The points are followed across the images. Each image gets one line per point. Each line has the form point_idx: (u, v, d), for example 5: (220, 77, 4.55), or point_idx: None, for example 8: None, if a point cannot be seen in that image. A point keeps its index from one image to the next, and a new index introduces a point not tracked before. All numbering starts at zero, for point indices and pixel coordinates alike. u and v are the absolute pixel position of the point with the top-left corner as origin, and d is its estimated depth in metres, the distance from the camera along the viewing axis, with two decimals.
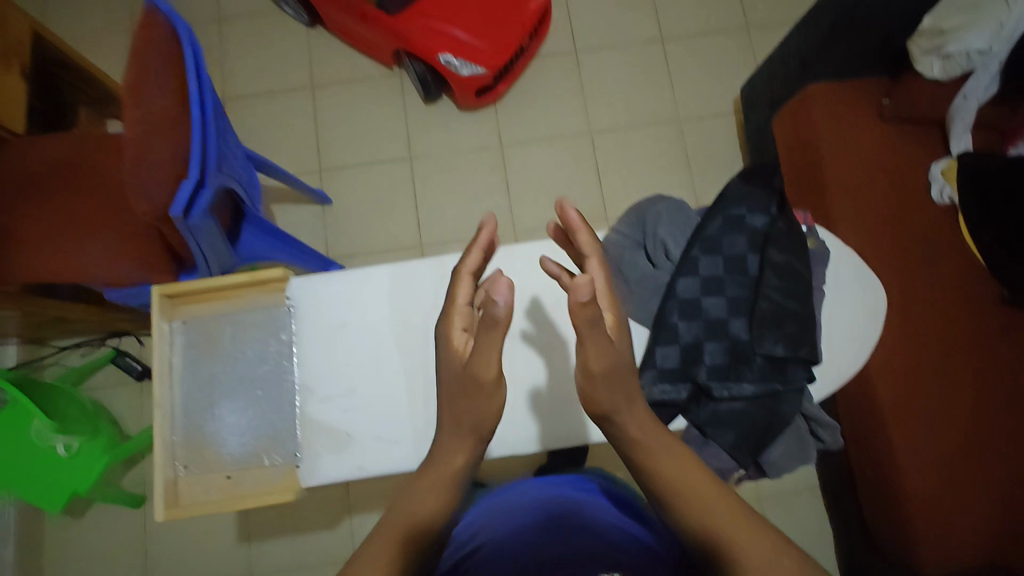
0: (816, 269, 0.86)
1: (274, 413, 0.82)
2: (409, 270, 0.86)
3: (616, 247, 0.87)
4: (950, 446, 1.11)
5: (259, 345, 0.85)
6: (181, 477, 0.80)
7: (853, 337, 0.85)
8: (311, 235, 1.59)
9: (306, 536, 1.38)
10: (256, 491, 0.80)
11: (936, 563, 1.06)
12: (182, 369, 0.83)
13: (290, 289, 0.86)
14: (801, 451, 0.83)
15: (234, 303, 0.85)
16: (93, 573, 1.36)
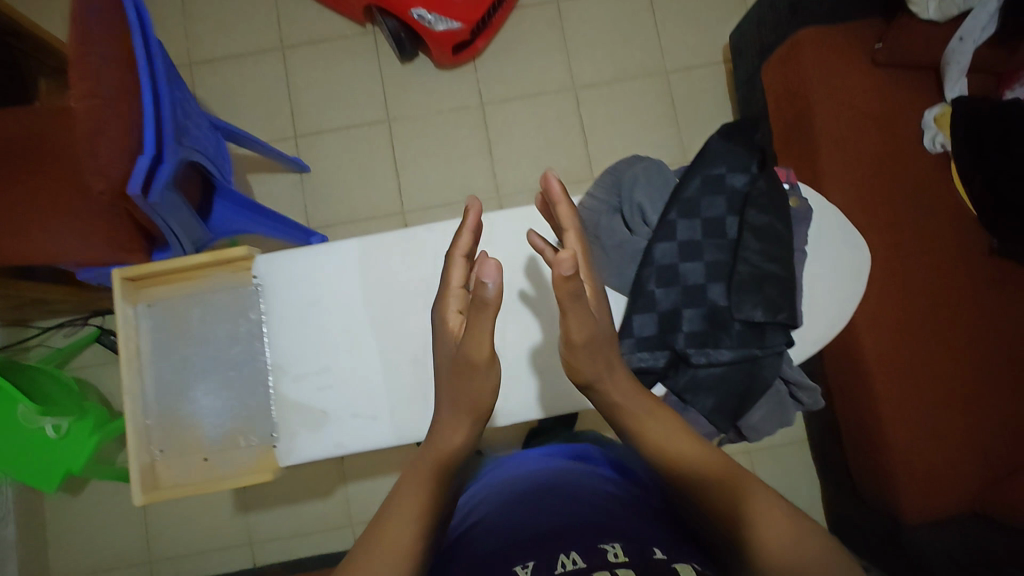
0: (798, 230, 0.84)
1: (247, 394, 0.84)
2: (380, 244, 0.85)
3: (590, 212, 0.86)
4: (934, 397, 1.11)
5: (227, 327, 0.86)
6: (158, 460, 0.82)
7: (836, 297, 0.84)
8: (290, 205, 1.56)
9: (302, 505, 1.40)
10: (233, 472, 0.83)
11: (916, 511, 1.09)
12: (151, 354, 0.84)
13: (256, 267, 0.85)
14: (780, 415, 0.83)
15: (199, 285, 0.85)
16: (96, 546, 1.39)
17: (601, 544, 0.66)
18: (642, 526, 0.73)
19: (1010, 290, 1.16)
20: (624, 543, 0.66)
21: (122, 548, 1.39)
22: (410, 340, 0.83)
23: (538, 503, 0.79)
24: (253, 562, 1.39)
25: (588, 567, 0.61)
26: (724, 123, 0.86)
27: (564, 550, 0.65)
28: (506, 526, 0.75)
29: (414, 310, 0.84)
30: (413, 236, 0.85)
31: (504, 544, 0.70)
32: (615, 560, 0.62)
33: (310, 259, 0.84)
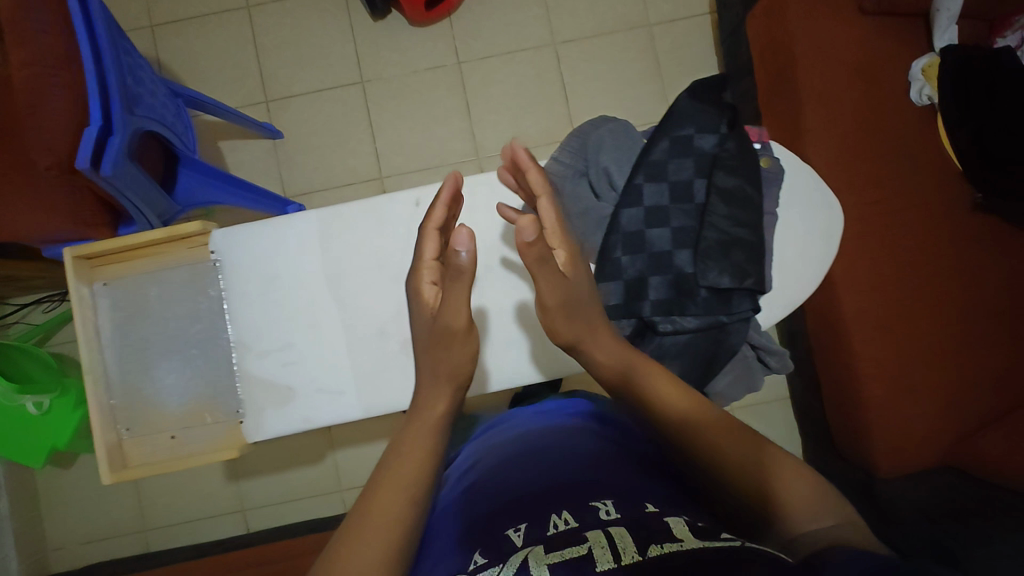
0: (767, 191, 0.82)
1: (210, 371, 0.85)
2: (343, 215, 0.83)
3: (555, 177, 0.83)
4: (912, 353, 1.12)
5: (186, 304, 0.85)
6: (126, 439, 0.84)
7: (809, 259, 0.83)
8: (265, 173, 1.52)
9: (291, 472, 1.42)
10: (200, 448, 0.84)
11: (891, 464, 1.11)
12: (111, 334, 0.84)
13: (213, 243, 0.83)
14: (747, 380, 0.84)
15: (155, 263, 0.85)
16: (92, 517, 1.42)
17: (593, 500, 0.64)
18: (635, 476, 0.71)
19: (992, 245, 1.14)
20: (616, 498, 0.64)
21: (117, 518, 1.42)
22: (375, 312, 0.83)
23: (527, 456, 0.77)
24: (246, 527, 1.42)
25: (581, 525, 0.59)
26: (693, 83, 0.84)
27: (556, 510, 0.63)
28: (506, 479, 0.72)
29: (376, 285, 0.83)
30: (373, 206, 0.83)
31: (496, 503, 0.69)
32: (608, 517, 0.60)
33: (272, 233, 0.83)
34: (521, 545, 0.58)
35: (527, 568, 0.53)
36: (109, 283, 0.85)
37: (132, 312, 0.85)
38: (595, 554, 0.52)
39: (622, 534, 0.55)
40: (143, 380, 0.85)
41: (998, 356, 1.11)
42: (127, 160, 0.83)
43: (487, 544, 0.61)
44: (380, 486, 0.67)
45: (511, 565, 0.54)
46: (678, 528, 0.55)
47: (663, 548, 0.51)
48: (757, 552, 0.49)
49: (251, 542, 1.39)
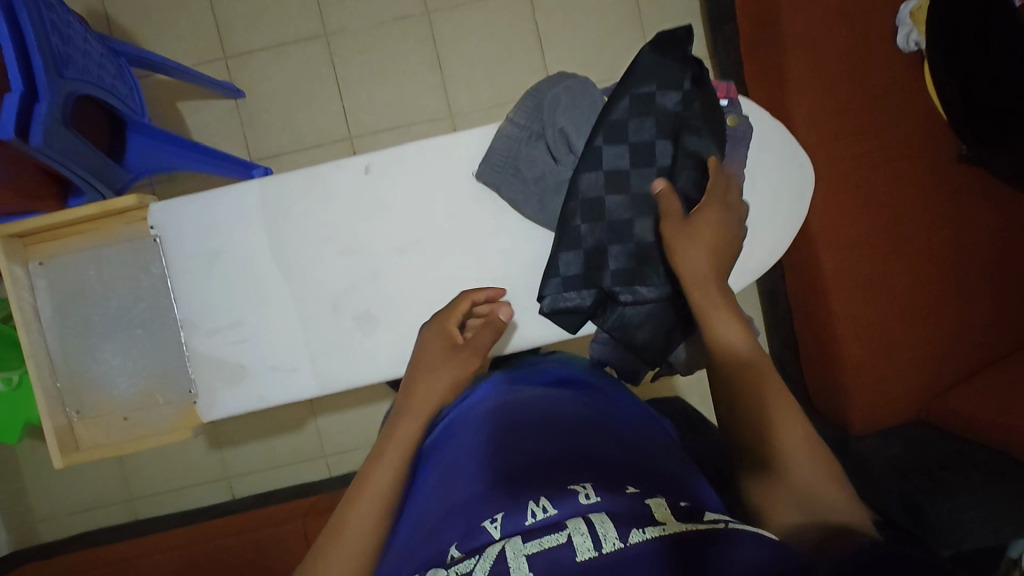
0: (735, 150, 0.80)
1: (158, 351, 0.84)
2: (292, 185, 0.81)
3: (509, 141, 0.80)
4: (893, 309, 1.11)
5: (129, 283, 0.83)
6: (77, 421, 0.83)
7: (780, 219, 0.82)
8: (229, 136, 1.45)
9: (273, 439, 1.42)
10: (154, 429, 0.83)
11: (865, 420, 1.12)
12: (51, 316, 0.82)
13: (151, 217, 0.81)
14: None
15: (94, 240, 0.82)
16: (76, 487, 1.42)
17: (574, 482, 0.56)
18: (621, 450, 0.64)
19: (976, 197, 1.12)
20: (600, 478, 0.57)
21: (103, 487, 1.43)
22: (328, 286, 0.82)
23: (495, 421, 0.69)
24: (232, 494, 1.43)
25: (562, 514, 0.52)
26: (657, 34, 0.77)
27: (533, 493, 0.56)
28: (468, 449, 0.67)
29: (324, 260, 0.82)
30: (320, 175, 0.82)
31: (464, 482, 0.62)
32: (589, 503, 0.52)
33: (217, 205, 0.81)
34: (499, 538, 0.51)
35: (504, 559, 0.47)
36: (45, 263, 0.82)
37: (72, 292, 0.82)
38: (575, 542, 0.47)
39: (604, 518, 0.49)
40: (86, 361, 0.83)
41: (980, 309, 1.10)
42: (62, 127, 0.78)
43: (461, 536, 0.54)
44: (353, 497, 0.67)
45: (487, 557, 0.48)
46: (660, 510, 0.51)
47: (646, 533, 0.47)
48: (741, 534, 0.48)
49: (237, 508, 1.41)
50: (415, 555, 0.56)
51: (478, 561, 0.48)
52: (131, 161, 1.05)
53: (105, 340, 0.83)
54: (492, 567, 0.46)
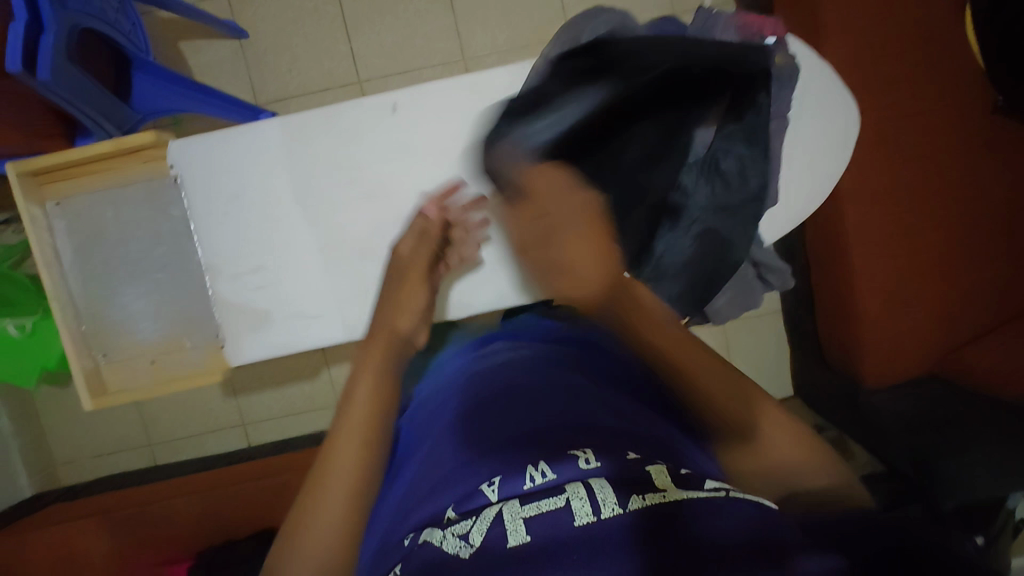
0: (781, 91, 0.78)
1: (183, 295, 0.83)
2: (312, 122, 0.79)
3: (544, 78, 0.77)
4: (908, 266, 1.09)
5: (151, 223, 0.82)
6: (104, 365, 0.83)
7: (818, 170, 0.80)
8: (233, 79, 1.40)
9: (287, 388, 1.44)
10: (184, 372, 0.84)
11: (876, 375, 1.12)
12: (71, 258, 0.82)
13: (170, 155, 0.78)
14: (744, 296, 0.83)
15: (114, 179, 0.81)
16: (94, 433, 1.44)
17: (569, 443, 0.57)
18: (619, 413, 0.64)
19: (1008, 151, 1.09)
20: (593, 439, 0.57)
21: (121, 433, 1.45)
22: (351, 232, 0.80)
23: (490, 386, 0.69)
24: (248, 441, 1.46)
25: (560, 479, 0.52)
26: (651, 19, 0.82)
27: (528, 455, 0.56)
28: (463, 415, 0.66)
29: (349, 204, 0.80)
30: (343, 114, 0.79)
31: (464, 447, 0.61)
32: (588, 468, 0.53)
33: (240, 146, 0.78)
34: (497, 501, 0.52)
35: (501, 522, 0.49)
36: (63, 204, 0.81)
37: (92, 236, 0.82)
38: (573, 507, 0.48)
39: (603, 484, 0.50)
40: (110, 304, 0.83)
41: (1001, 266, 1.09)
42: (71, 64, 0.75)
43: (458, 498, 0.54)
44: (328, 455, 0.59)
45: (485, 518, 0.49)
46: (661, 477, 0.52)
47: (646, 500, 0.48)
48: (738, 504, 0.49)
49: (254, 454, 1.43)
50: (407, 518, 0.56)
51: (476, 522, 0.49)
52: (137, 102, 1.01)
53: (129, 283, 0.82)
54: (490, 529, 0.48)
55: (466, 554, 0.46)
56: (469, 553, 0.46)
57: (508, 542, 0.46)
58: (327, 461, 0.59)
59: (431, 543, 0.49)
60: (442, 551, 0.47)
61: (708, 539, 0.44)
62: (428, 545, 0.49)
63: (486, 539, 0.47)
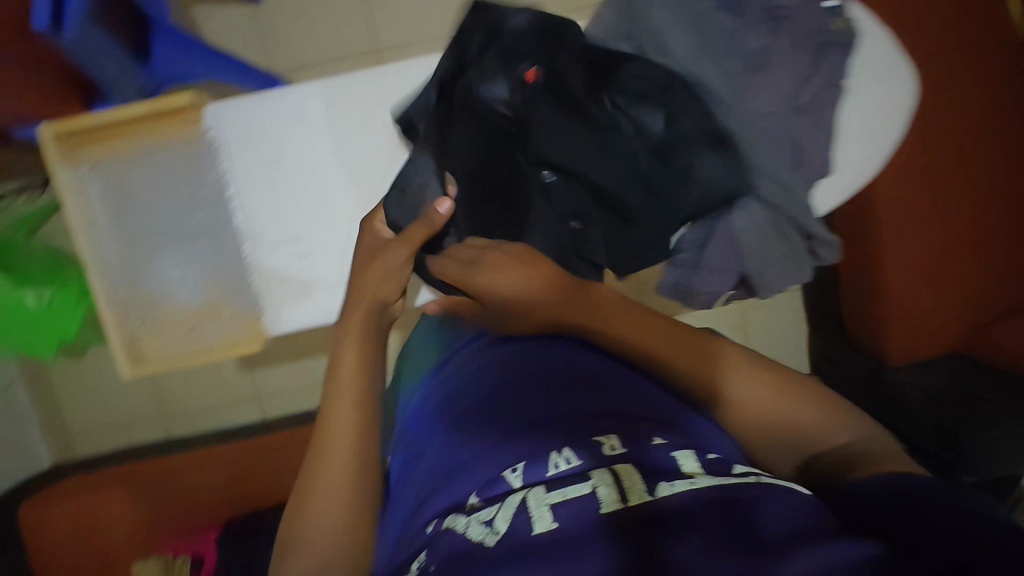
0: (837, 56, 0.76)
1: (220, 261, 0.83)
2: (355, 86, 0.79)
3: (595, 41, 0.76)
4: (938, 242, 1.08)
5: (189, 187, 0.82)
6: (140, 335, 0.84)
7: (870, 143, 0.79)
8: (247, 45, 1.36)
9: (305, 361, 1.43)
10: (222, 342, 0.85)
11: (901, 351, 1.12)
12: (106, 223, 0.81)
13: (207, 118, 0.78)
14: (795, 270, 0.77)
15: (149, 142, 0.80)
16: (109, 406, 1.43)
17: (592, 428, 0.56)
18: (635, 394, 0.62)
19: None
20: (615, 423, 0.57)
21: (136, 406, 1.44)
22: None
23: (493, 368, 0.66)
24: (265, 414, 1.46)
25: (584, 466, 0.52)
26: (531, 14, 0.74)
27: (552, 437, 0.55)
28: (462, 413, 0.63)
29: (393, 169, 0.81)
30: (387, 77, 0.79)
31: (471, 444, 0.58)
32: (613, 455, 0.53)
33: (275, 111, 0.79)
34: (520, 487, 0.52)
35: (526, 509, 0.49)
36: (96, 167, 0.80)
37: (129, 202, 0.82)
38: (599, 494, 0.49)
39: (629, 471, 0.51)
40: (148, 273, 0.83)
41: None
42: (97, 28, 0.78)
43: (481, 484, 0.53)
44: (323, 435, 0.61)
45: (509, 506, 0.50)
46: (688, 462, 0.52)
47: (675, 487, 0.49)
48: (774, 490, 0.49)
49: (272, 427, 1.44)
50: (427, 504, 0.55)
51: (501, 509, 0.50)
52: (157, 65, 0.97)
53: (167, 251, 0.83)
54: (514, 517, 0.49)
55: (490, 543, 0.47)
56: (495, 541, 0.47)
57: (534, 529, 0.47)
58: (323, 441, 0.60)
59: (455, 530, 0.49)
60: (467, 539, 0.48)
61: (739, 528, 0.45)
62: (453, 530, 0.49)
63: (513, 525, 0.48)
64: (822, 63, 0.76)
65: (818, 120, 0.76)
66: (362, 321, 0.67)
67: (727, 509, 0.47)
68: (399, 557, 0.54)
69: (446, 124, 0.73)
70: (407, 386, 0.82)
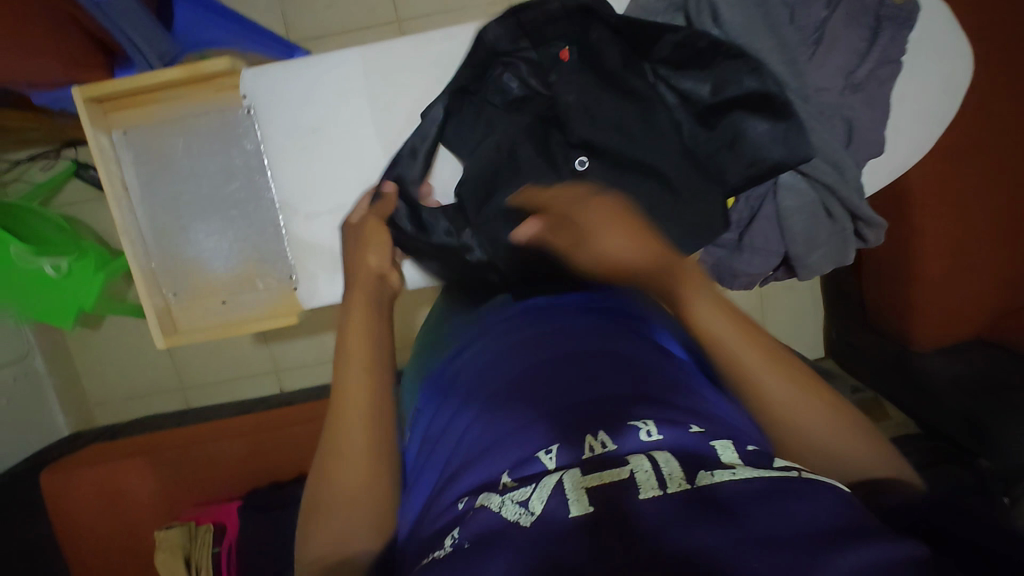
0: (899, 29, 0.72)
1: (252, 231, 0.91)
2: (392, 55, 0.80)
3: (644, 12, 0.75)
4: (973, 227, 1.06)
5: (221, 158, 0.89)
6: (174, 303, 0.93)
7: (923, 121, 0.77)
8: (266, 12, 1.32)
9: (322, 336, 1.42)
10: (256, 311, 0.93)
11: (927, 335, 1.11)
12: (139, 191, 0.89)
13: (243, 85, 0.81)
14: (840, 252, 0.76)
15: (182, 114, 0.87)
16: (127, 375, 1.43)
17: (629, 409, 0.50)
18: (680, 375, 0.57)
19: None
20: (659, 406, 0.50)
21: (155, 376, 1.44)
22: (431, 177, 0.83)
23: (524, 345, 0.63)
24: (281, 387, 1.46)
25: (621, 450, 0.46)
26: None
27: (590, 417, 0.50)
28: (494, 386, 0.58)
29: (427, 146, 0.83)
30: (426, 45, 0.80)
31: (507, 416, 0.53)
32: (651, 441, 0.46)
33: (307, 80, 0.81)
34: (555, 469, 0.46)
35: (563, 491, 0.42)
36: (128, 133, 0.87)
37: (160, 172, 0.89)
38: (638, 480, 0.42)
39: (667, 458, 0.44)
40: (183, 243, 0.91)
41: None
42: None
43: (515, 461, 0.47)
44: (338, 404, 0.59)
45: (545, 486, 0.43)
46: (726, 454, 0.45)
47: (716, 477, 0.41)
48: (820, 485, 0.41)
49: (288, 400, 1.44)
50: (457, 480, 0.49)
51: (536, 488, 0.43)
52: (177, 31, 0.94)
53: (201, 220, 0.90)
54: (550, 498, 0.42)
55: (526, 523, 0.40)
56: (531, 522, 0.40)
57: (572, 511, 0.40)
58: (341, 407, 0.59)
59: (486, 509, 0.42)
60: (499, 519, 0.41)
61: (779, 524, 0.37)
62: (480, 511, 0.42)
63: (548, 509, 0.41)
64: (881, 38, 0.72)
65: (875, 97, 0.73)
66: (367, 296, 0.68)
67: (759, 503, 0.38)
68: (426, 534, 0.48)
69: (480, 114, 0.80)
70: (423, 366, 0.77)
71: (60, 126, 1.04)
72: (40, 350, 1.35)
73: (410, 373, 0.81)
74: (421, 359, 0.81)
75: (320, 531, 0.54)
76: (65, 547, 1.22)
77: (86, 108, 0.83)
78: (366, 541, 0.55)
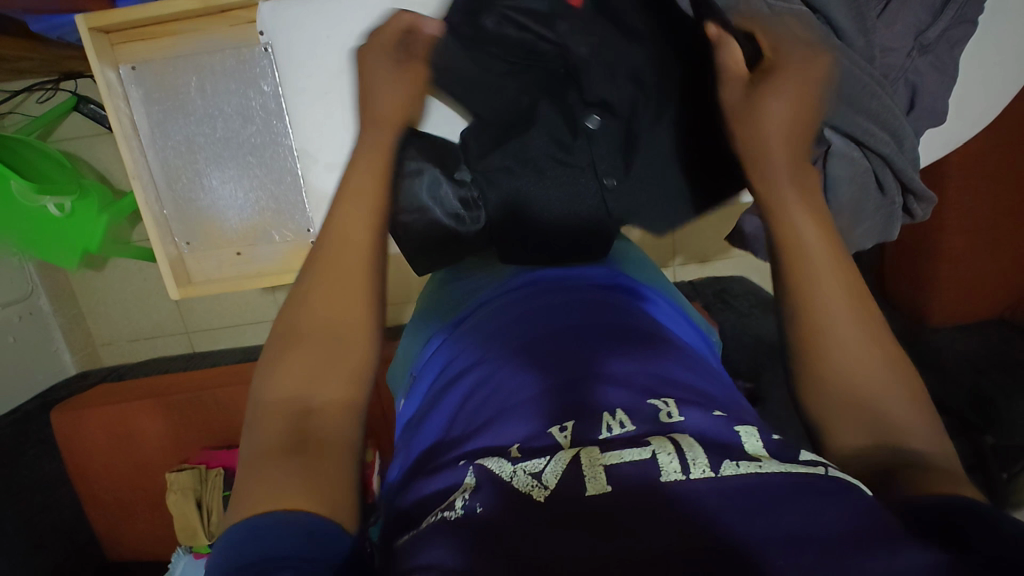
0: None
1: (267, 180, 0.88)
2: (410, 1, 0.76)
3: None
4: (1013, 204, 1.02)
5: (237, 99, 0.84)
6: (187, 253, 0.91)
7: (991, 90, 0.73)
8: None
9: None
10: (269, 262, 0.91)
11: (945, 311, 1.08)
12: (148, 130, 0.86)
13: (262, 20, 0.77)
14: (884, 227, 0.73)
15: (193, 49, 0.82)
16: (133, 317, 1.42)
17: (646, 389, 0.47)
18: (694, 357, 0.55)
19: None
20: (677, 389, 0.48)
21: (161, 318, 1.42)
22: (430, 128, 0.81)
23: (537, 312, 0.59)
24: None
25: (640, 431, 0.43)
26: None
27: (605, 394, 0.47)
28: (497, 353, 0.55)
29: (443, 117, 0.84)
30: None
31: (515, 383, 0.50)
32: (669, 423, 0.44)
33: (326, 18, 0.76)
34: (569, 445, 0.43)
35: (579, 466, 0.40)
36: (137, 68, 0.83)
37: (170, 109, 0.85)
38: (659, 461, 0.40)
39: (692, 443, 0.41)
40: (196, 190, 0.89)
41: None
42: None
43: (524, 436, 0.44)
44: (321, 264, 0.52)
45: (561, 459, 0.41)
46: (750, 441, 0.43)
47: (741, 467, 0.39)
48: (845, 485, 0.38)
49: None
50: (457, 449, 0.46)
51: (551, 461, 0.41)
52: None
53: (215, 166, 0.87)
54: (565, 472, 0.40)
55: (540, 497, 0.39)
56: (545, 497, 0.39)
57: (587, 490, 0.39)
58: (338, 250, 0.52)
59: (495, 477, 0.40)
60: (510, 488, 0.39)
61: (805, 522, 0.35)
62: (490, 480, 0.40)
63: (559, 488, 0.39)
64: None
65: (943, 59, 0.68)
66: None
67: (788, 497, 0.37)
68: (411, 497, 0.44)
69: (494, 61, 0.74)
70: (422, 325, 0.73)
71: (56, 56, 0.98)
72: (45, 289, 1.33)
73: (411, 322, 0.78)
74: (417, 319, 0.77)
75: (288, 369, 0.47)
76: (80, 482, 1.27)
77: (92, 38, 0.79)
78: (343, 391, 0.47)
